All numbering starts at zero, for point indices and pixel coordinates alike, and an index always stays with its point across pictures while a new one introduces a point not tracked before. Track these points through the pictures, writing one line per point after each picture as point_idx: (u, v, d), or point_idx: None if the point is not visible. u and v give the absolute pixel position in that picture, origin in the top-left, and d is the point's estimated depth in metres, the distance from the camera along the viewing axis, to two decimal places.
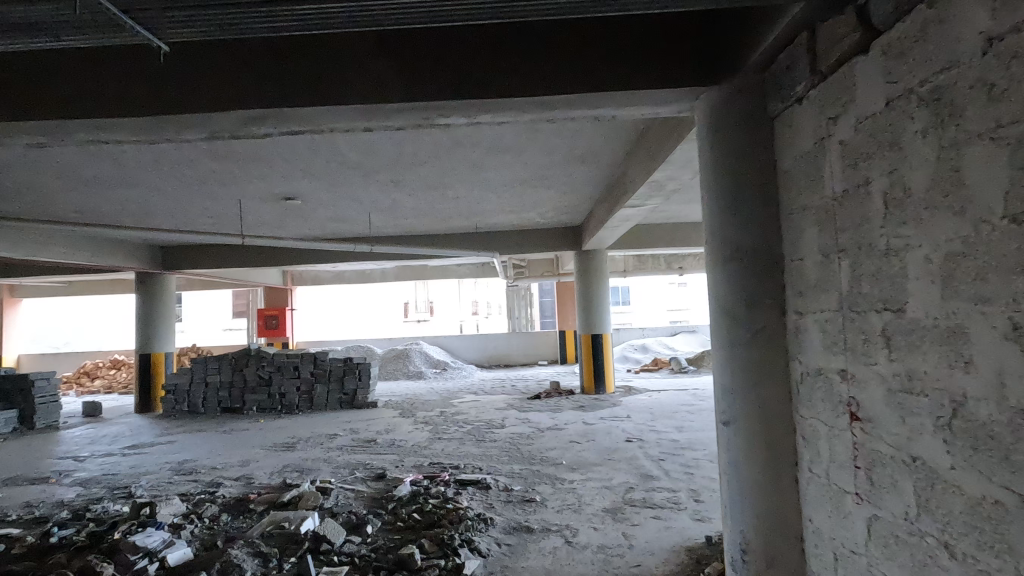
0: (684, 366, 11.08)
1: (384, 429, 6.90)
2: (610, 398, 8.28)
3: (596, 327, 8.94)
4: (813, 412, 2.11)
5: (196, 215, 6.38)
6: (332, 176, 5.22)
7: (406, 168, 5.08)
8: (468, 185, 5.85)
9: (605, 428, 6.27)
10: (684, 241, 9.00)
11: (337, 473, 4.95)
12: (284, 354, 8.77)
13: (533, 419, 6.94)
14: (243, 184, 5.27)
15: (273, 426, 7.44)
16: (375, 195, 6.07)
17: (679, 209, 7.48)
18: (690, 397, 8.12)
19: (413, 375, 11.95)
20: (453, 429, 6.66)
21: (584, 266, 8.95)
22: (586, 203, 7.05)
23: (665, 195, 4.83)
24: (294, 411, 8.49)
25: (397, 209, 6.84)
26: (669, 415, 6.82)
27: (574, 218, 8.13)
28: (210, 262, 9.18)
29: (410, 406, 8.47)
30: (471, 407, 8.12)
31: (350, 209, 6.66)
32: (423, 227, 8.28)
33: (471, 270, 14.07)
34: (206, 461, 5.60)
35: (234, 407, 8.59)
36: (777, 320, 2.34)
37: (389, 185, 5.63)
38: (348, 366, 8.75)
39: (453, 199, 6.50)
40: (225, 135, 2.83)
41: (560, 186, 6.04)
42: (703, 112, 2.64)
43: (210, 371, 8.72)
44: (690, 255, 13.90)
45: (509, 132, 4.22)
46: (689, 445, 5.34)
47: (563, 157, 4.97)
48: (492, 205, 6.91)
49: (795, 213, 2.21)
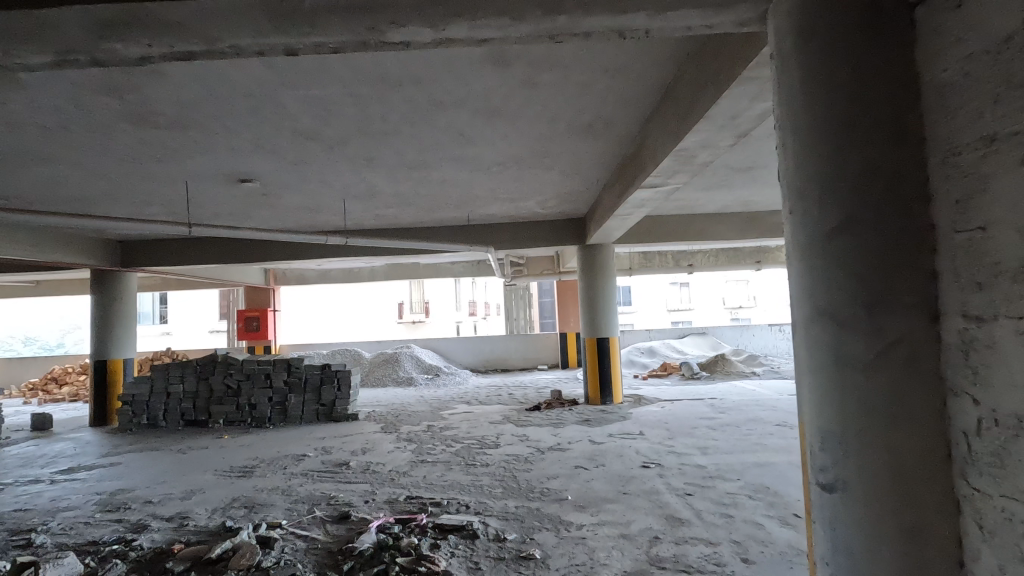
0: (696, 372, 10.20)
1: (360, 448, 6.00)
2: (618, 409, 7.40)
3: (602, 331, 8.01)
4: (1011, 488, 1.24)
5: (142, 202, 5.51)
6: (291, 151, 4.34)
7: (378, 141, 4.21)
8: (455, 165, 4.97)
9: (615, 449, 5.38)
10: (698, 234, 8.10)
11: (292, 512, 4.04)
12: (255, 361, 7.86)
13: (532, 436, 6.04)
14: (181, 159, 4.38)
15: (236, 443, 6.54)
16: (345, 177, 5.18)
17: (697, 195, 6.59)
18: (708, 409, 7.24)
19: (403, 381, 11.07)
20: (439, 450, 5.75)
21: (589, 263, 8.08)
22: (593, 189, 6.18)
23: (693, 171, 3.95)
24: (266, 425, 7.61)
25: (376, 195, 5.96)
26: (688, 432, 5.93)
27: (578, 208, 7.24)
28: (174, 258, 8.29)
29: (394, 419, 7.58)
30: (463, 420, 7.23)
31: (321, 195, 5.78)
32: (409, 218, 7.40)
33: (466, 268, 13.17)
34: (142, 493, 4.69)
35: (199, 419, 7.72)
36: (923, 328, 1.47)
37: (362, 164, 4.77)
38: (326, 374, 7.87)
39: (438, 184, 5.63)
40: (82, 59, 1.95)
41: (563, 167, 5.17)
42: (783, 16, 1.76)
43: (172, 380, 7.82)
44: (699, 252, 13.03)
45: (502, 87, 3.35)
46: (718, 473, 4.46)
47: (567, 127, 4.10)
48: (485, 190, 6.03)
49: (968, 153, 1.34)
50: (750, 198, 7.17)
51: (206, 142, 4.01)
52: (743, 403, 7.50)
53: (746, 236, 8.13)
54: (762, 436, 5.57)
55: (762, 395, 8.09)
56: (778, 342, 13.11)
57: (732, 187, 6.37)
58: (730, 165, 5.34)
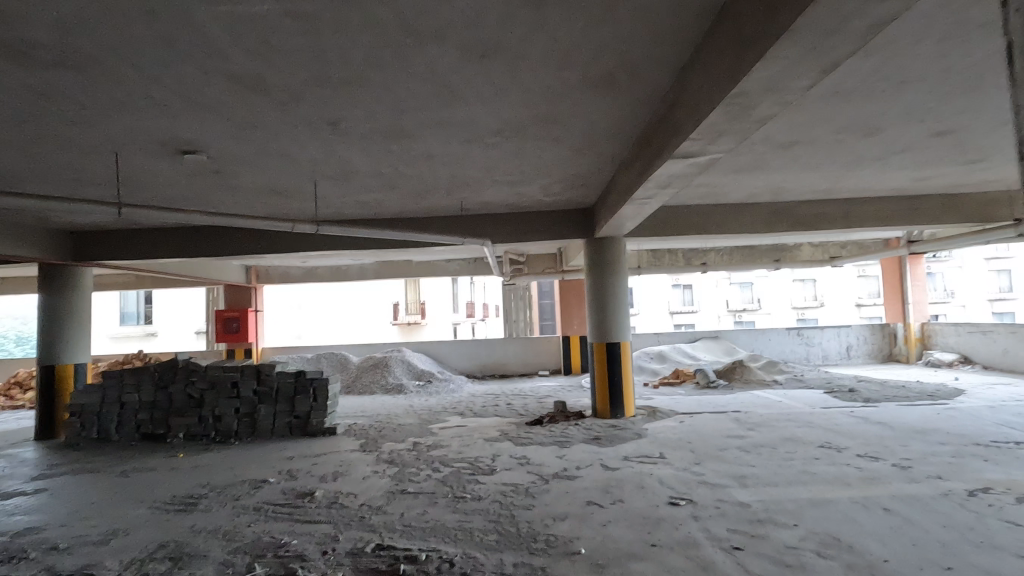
0: (713, 380, 9.31)
1: (332, 473, 5.10)
2: (631, 425, 6.49)
3: (613, 336, 7.10)
4: None
5: (73, 180, 4.64)
6: (235, 109, 3.47)
7: (343, 96, 3.34)
8: (443, 135, 4.11)
9: (634, 477, 4.49)
10: (721, 226, 7.23)
11: (224, 568, 3.14)
12: (221, 367, 6.95)
13: (535, 460, 5.13)
14: (97, 118, 3.50)
15: (191, 464, 5.64)
16: (310, 149, 4.29)
17: (725, 177, 5.71)
18: (735, 424, 6.34)
19: (392, 388, 10.15)
20: (423, 476, 4.84)
21: (599, 259, 7.20)
22: (606, 170, 5.29)
23: (746, 130, 3.08)
24: (231, 440, 6.72)
25: (352, 175, 5.07)
26: (718, 455, 5.04)
27: (587, 194, 6.35)
28: (134, 251, 7.43)
29: (378, 434, 6.68)
30: (454, 437, 6.32)
31: (287, 173, 4.91)
32: (394, 206, 6.51)
33: (462, 266, 12.27)
34: (54, 535, 3.80)
35: (156, 433, 6.84)
36: None
37: (328, 131, 3.89)
38: (300, 383, 6.93)
39: (424, 160, 4.76)
40: None
41: (573, 138, 4.29)
42: None
43: (126, 389, 6.91)
44: (713, 250, 12.17)
45: (495, 6, 2.47)
46: (768, 515, 3.58)
47: (582, 76, 3.22)
48: (480, 170, 5.14)
49: None
50: (782, 184, 6.31)
51: (121, 90, 3.14)
52: (773, 418, 6.60)
53: (774, 229, 7.26)
54: (808, 463, 4.67)
55: (792, 408, 7.20)
56: (795, 347, 12.24)
57: (767, 169, 5.50)
58: (771, 137, 4.48)
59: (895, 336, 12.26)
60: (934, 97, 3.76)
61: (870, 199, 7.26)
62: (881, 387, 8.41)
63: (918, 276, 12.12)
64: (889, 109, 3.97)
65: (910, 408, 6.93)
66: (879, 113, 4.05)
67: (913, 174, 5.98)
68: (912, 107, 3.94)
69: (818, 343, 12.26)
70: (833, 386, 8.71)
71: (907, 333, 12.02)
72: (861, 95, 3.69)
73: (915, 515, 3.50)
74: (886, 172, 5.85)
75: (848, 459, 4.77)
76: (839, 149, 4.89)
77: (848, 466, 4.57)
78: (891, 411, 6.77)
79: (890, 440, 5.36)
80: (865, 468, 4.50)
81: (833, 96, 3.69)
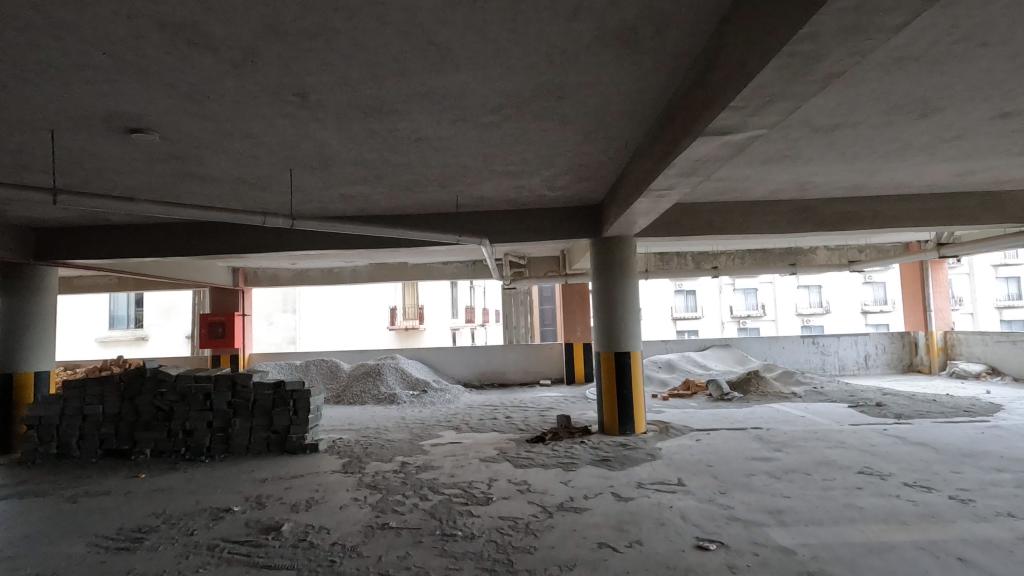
0: (727, 393, 8.68)
1: (306, 500, 4.48)
2: (642, 444, 5.87)
3: (622, 344, 6.50)
4: None
5: (10, 164, 4.06)
6: (178, 72, 2.88)
7: (305, 54, 2.75)
8: (431, 111, 3.52)
9: (651, 511, 3.88)
10: (739, 225, 6.63)
11: None
12: (192, 376, 6.34)
13: (536, 486, 4.52)
14: (14, 82, 2.91)
15: (151, 486, 5.03)
16: (277, 129, 3.71)
17: (750, 168, 5.11)
18: (758, 444, 5.71)
19: (383, 398, 9.54)
20: (408, 506, 4.22)
21: (607, 260, 6.61)
22: (618, 158, 4.71)
23: (801, 95, 2.48)
24: (202, 457, 6.11)
25: (331, 162, 4.49)
26: (745, 482, 4.42)
27: (595, 188, 5.76)
28: (101, 250, 6.84)
29: (363, 452, 6.07)
30: (447, 456, 5.70)
31: (257, 159, 4.33)
32: (382, 200, 5.91)
33: (459, 269, 11.64)
34: None
35: (121, 449, 6.23)
36: None
37: (295, 104, 3.31)
38: (279, 395, 6.30)
39: (412, 145, 4.17)
40: None
41: (583, 115, 3.71)
42: None
43: (89, 400, 6.30)
44: (724, 253, 11.57)
45: None
46: (818, 566, 2.96)
47: (597, 30, 2.63)
48: (475, 158, 4.56)
49: None
50: (810, 178, 5.71)
51: (31, 44, 2.56)
52: (800, 436, 5.98)
53: (797, 229, 6.67)
54: (851, 495, 4.05)
55: (818, 424, 6.57)
56: (810, 356, 11.63)
57: (798, 158, 4.90)
58: (810, 118, 3.88)
59: (916, 344, 11.66)
60: (1012, 66, 3.17)
61: (901, 197, 6.67)
62: (910, 401, 7.79)
63: (940, 282, 11.61)
64: (955, 83, 3.38)
65: (949, 425, 6.30)
66: (941, 88, 3.46)
67: (957, 167, 5.39)
68: (982, 80, 3.35)
69: (834, 352, 11.64)
70: (857, 399, 8.07)
71: (929, 342, 11.38)
72: (927, 62, 3.10)
73: (999, 567, 2.89)
74: (927, 165, 5.26)
75: (896, 490, 4.15)
76: (884, 135, 4.30)
77: (899, 499, 3.95)
78: (928, 429, 6.13)
79: (938, 466, 4.73)
80: (920, 502, 3.88)
81: (893, 64, 3.10)
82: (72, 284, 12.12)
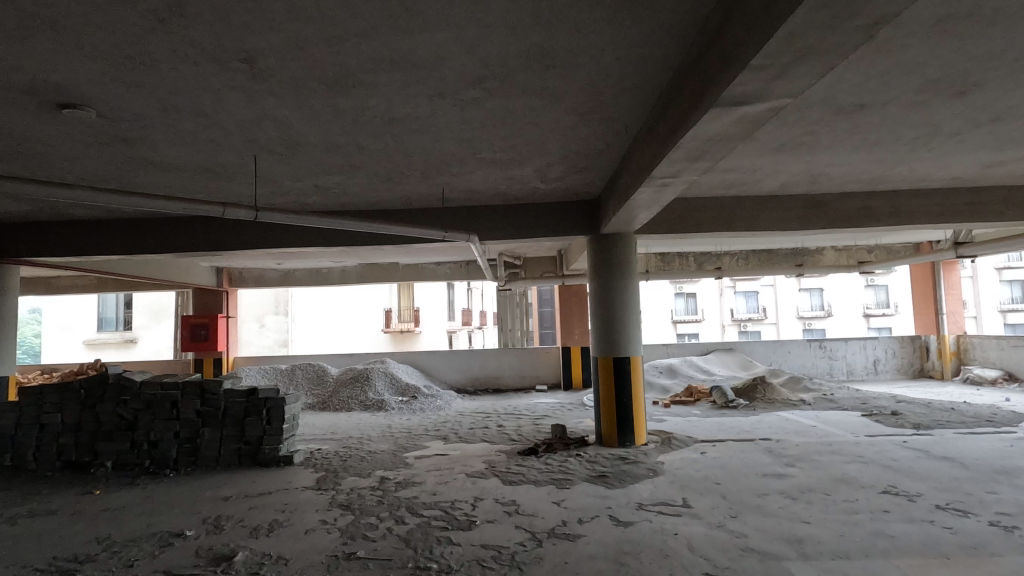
0: (732, 400, 8.23)
1: (268, 523, 4.01)
2: (643, 457, 5.41)
3: (622, 349, 6.04)
4: None
5: None
6: (98, 29, 2.45)
7: (245, 7, 2.32)
8: (403, 84, 3.08)
9: (654, 538, 3.42)
10: (747, 221, 6.19)
11: None
12: (158, 383, 5.87)
13: (526, 508, 4.06)
14: None
15: (104, 505, 4.57)
16: (231, 105, 3.27)
17: (763, 155, 4.67)
18: (769, 458, 5.26)
19: (371, 405, 9.07)
20: (381, 531, 3.76)
21: (606, 259, 6.17)
22: (618, 143, 4.27)
23: (839, 48, 2.05)
24: (167, 470, 5.66)
25: (299, 147, 4.05)
26: (757, 503, 3.97)
27: (592, 180, 5.32)
28: (64, 246, 6.39)
29: (340, 465, 5.60)
30: (431, 471, 5.24)
31: (216, 144, 3.90)
32: (362, 193, 5.47)
33: (452, 269, 11.18)
34: None
35: (81, 461, 5.78)
36: None
37: (245, 73, 2.88)
38: (252, 403, 5.84)
39: (387, 127, 3.74)
40: None
41: (577, 90, 3.27)
42: None
43: (47, 408, 5.84)
44: (727, 254, 11.15)
45: None
46: None
47: None
48: (459, 143, 4.12)
49: None
50: (825, 170, 5.27)
51: None
52: (813, 449, 5.53)
53: (808, 226, 6.24)
54: (879, 519, 3.61)
55: (832, 435, 6.11)
56: (817, 360, 11.18)
57: (815, 145, 4.47)
58: (834, 94, 3.44)
59: (927, 349, 11.21)
60: None
61: (919, 191, 6.24)
62: (927, 410, 7.33)
63: (952, 284, 11.16)
64: (1003, 50, 2.95)
65: (972, 437, 5.85)
66: (987, 58, 3.03)
67: (985, 157, 4.96)
68: None
69: (842, 356, 11.20)
70: (870, 407, 7.62)
71: (941, 346, 10.92)
72: (975, 24, 2.67)
73: None
74: (954, 154, 4.83)
75: (928, 514, 3.69)
76: (913, 116, 3.86)
77: (934, 526, 3.49)
78: (951, 441, 5.69)
79: (970, 484, 4.28)
80: (957, 528, 3.44)
81: (936, 26, 2.67)
82: (49, 285, 11.64)
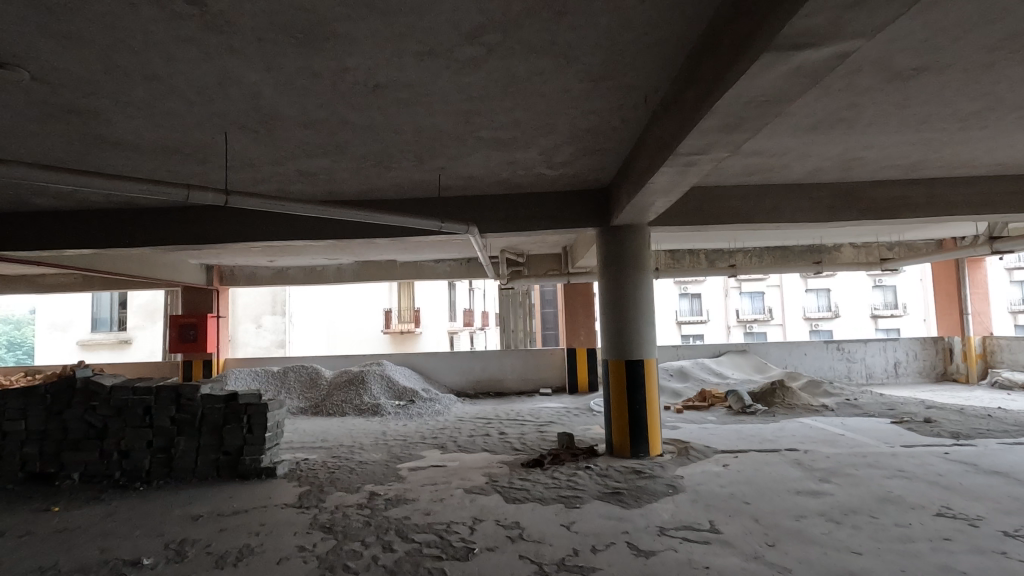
0: (749, 405, 7.72)
1: (237, 549, 3.52)
2: (659, 470, 4.90)
3: (634, 351, 5.54)
4: None
5: None
6: None
7: None
8: (386, 37, 2.60)
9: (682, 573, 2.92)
10: (771, 212, 5.68)
11: None
12: (129, 388, 5.39)
13: (530, 532, 3.56)
14: None
15: (60, 525, 4.09)
16: (185, 64, 2.78)
17: (796, 133, 4.16)
18: (799, 472, 4.74)
19: (365, 409, 8.59)
20: (365, 560, 3.27)
21: (617, 253, 5.67)
22: (635, 118, 3.77)
23: None
24: (139, 483, 5.18)
25: (274, 122, 3.57)
26: (796, 528, 3.47)
27: (603, 163, 4.82)
28: (32, 239, 5.92)
29: (327, 478, 5.11)
30: (425, 485, 4.73)
31: (178, 117, 3.42)
32: (351, 179, 4.98)
33: (453, 267, 10.70)
34: None
35: (46, 473, 5.30)
36: None
37: (194, 19, 2.39)
38: (232, 410, 5.36)
39: (371, 96, 3.25)
40: None
41: (592, 47, 2.77)
42: None
43: (10, 415, 5.36)
44: (740, 250, 10.68)
45: None
46: None
47: None
48: (455, 117, 3.63)
49: None
50: (860, 154, 4.77)
51: None
52: (847, 462, 5.02)
53: (838, 218, 5.73)
54: (943, 550, 3.10)
55: (865, 446, 5.60)
56: (835, 363, 10.67)
57: (857, 121, 3.96)
58: (892, 55, 2.95)
59: (950, 351, 10.67)
60: None
61: (958, 179, 5.73)
62: (961, 417, 6.81)
63: (977, 283, 10.65)
64: None
65: (1019, 447, 5.33)
66: None
67: None
68: None
69: (860, 358, 10.69)
70: (899, 413, 7.10)
71: (966, 348, 10.39)
72: None
73: None
74: (1007, 134, 4.32)
75: (997, 542, 3.19)
76: (976, 83, 3.36)
77: (1008, 558, 2.98)
78: (997, 452, 5.17)
79: None
80: None
81: None
82: (34, 283, 11.19)
